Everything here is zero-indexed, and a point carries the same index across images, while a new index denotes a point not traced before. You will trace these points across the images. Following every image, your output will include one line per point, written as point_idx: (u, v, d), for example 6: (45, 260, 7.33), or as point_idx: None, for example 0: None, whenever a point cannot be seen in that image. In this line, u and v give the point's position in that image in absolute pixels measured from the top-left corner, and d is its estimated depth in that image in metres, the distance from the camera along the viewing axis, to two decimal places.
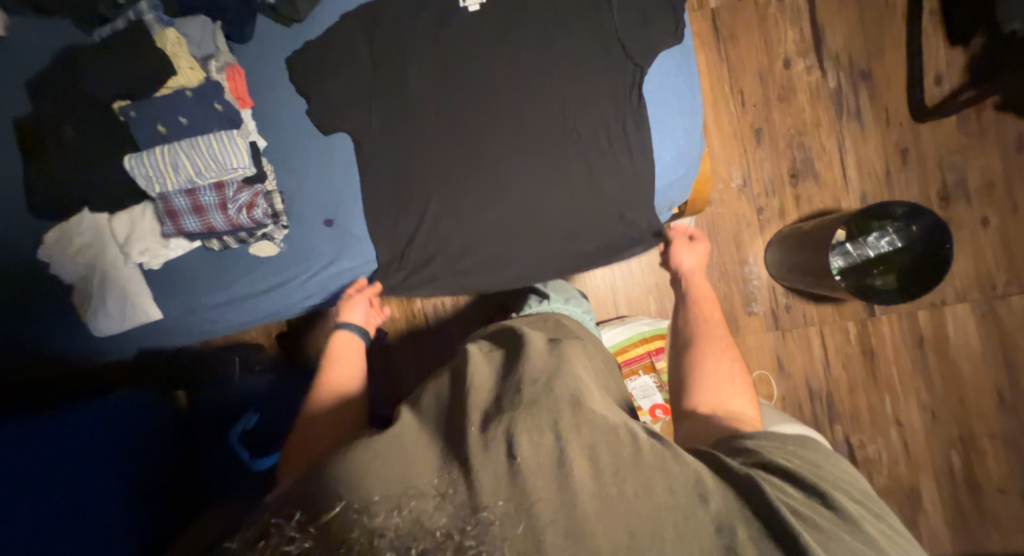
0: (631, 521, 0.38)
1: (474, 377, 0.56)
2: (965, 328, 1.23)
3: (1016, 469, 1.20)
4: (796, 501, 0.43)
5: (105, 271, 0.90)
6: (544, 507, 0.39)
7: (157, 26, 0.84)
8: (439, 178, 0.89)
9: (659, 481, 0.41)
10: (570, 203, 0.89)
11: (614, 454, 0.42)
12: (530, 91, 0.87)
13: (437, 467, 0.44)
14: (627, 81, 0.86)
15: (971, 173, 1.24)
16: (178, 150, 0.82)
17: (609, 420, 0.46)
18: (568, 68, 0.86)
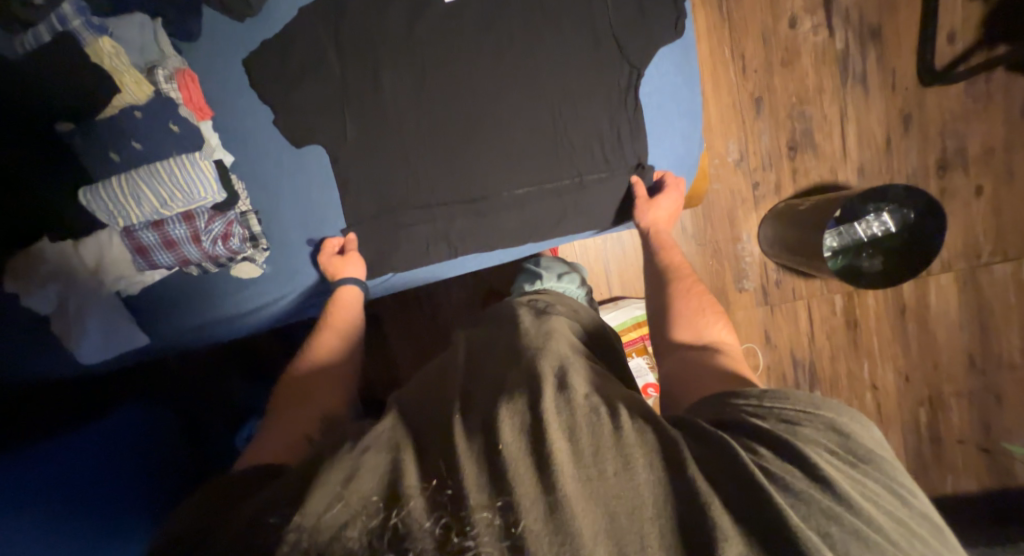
0: (612, 503, 0.39)
1: (459, 370, 0.58)
2: (946, 296, 1.26)
3: (976, 424, 1.29)
4: (778, 463, 0.42)
5: (82, 299, 0.79)
6: (530, 496, 0.39)
7: (87, 32, 0.73)
8: (426, 186, 0.85)
9: (637, 461, 0.41)
10: (565, 207, 0.87)
11: (597, 436, 0.43)
12: (522, 82, 0.83)
13: (422, 455, 0.44)
14: (623, 80, 0.84)
15: (971, 140, 1.21)
16: (137, 181, 0.76)
17: (588, 399, 0.47)
18: (562, 70, 0.83)
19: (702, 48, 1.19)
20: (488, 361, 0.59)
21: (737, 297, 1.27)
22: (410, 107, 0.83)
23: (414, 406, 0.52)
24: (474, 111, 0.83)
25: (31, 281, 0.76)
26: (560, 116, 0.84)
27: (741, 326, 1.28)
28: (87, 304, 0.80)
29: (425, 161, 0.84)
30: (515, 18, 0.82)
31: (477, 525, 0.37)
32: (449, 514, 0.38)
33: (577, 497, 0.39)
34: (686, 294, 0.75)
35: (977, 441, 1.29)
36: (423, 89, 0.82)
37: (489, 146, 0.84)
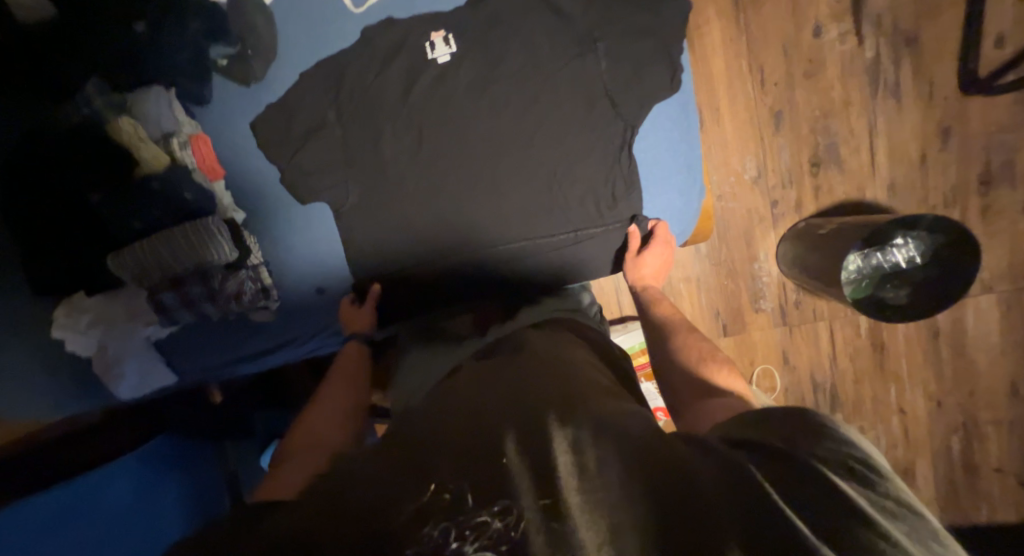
0: (611, 513, 0.38)
1: (467, 388, 0.61)
2: (986, 319, 1.18)
3: (1014, 450, 1.22)
4: (796, 480, 0.39)
5: (117, 345, 0.87)
6: (529, 505, 0.39)
7: (110, 109, 0.80)
8: (426, 246, 0.89)
9: (639, 473, 0.40)
10: (562, 259, 0.90)
11: (600, 451, 0.43)
12: (523, 136, 0.85)
13: (425, 460, 0.45)
14: (617, 138, 0.85)
15: (1021, 153, 1.11)
16: (156, 248, 0.82)
17: (592, 419, 0.49)
18: (557, 129, 0.85)
19: (717, 61, 1.13)
20: (497, 378, 0.61)
21: (753, 318, 1.24)
22: (407, 166, 0.86)
23: (425, 419, 0.55)
24: (475, 168, 0.86)
25: (74, 328, 0.85)
26: (557, 169, 0.86)
27: (757, 346, 1.25)
28: (122, 349, 0.88)
29: (422, 224, 0.88)
30: (513, 78, 0.84)
31: (474, 528, 0.37)
32: (446, 517, 0.39)
33: (573, 507, 0.38)
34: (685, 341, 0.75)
35: (1014, 469, 1.22)
36: (419, 151, 0.86)
37: (489, 203, 0.87)
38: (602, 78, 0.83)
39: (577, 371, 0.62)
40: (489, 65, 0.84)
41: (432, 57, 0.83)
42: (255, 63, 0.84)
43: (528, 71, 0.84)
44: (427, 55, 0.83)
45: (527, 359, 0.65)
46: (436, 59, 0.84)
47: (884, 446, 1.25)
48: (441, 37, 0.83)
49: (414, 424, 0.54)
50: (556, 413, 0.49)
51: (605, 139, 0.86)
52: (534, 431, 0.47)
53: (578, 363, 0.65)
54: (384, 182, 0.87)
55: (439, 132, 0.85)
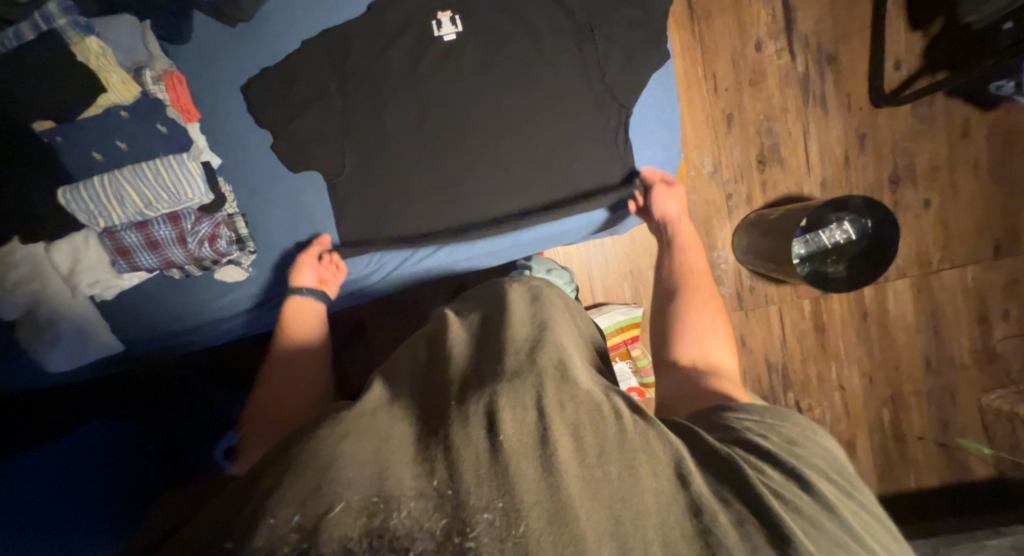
0: (616, 506, 0.41)
1: (454, 351, 0.58)
2: (903, 301, 1.35)
3: (934, 419, 1.36)
4: (774, 482, 0.46)
5: (54, 307, 0.78)
6: (534, 496, 0.40)
7: (74, 32, 0.70)
8: (421, 214, 0.87)
9: (643, 462, 0.44)
10: (559, 226, 0.91)
11: (599, 434, 0.45)
12: (516, 117, 0.87)
13: (416, 451, 0.45)
14: (613, 117, 0.88)
15: (919, 158, 1.32)
16: (121, 180, 0.73)
17: (591, 396, 0.49)
18: (553, 105, 0.87)
19: (677, 67, 1.26)
20: (479, 347, 0.59)
21: None
22: (406, 137, 0.85)
23: (402, 399, 0.53)
24: (469, 149, 0.86)
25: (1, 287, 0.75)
26: (547, 155, 0.88)
27: None
28: (59, 312, 0.79)
29: (419, 194, 0.86)
30: (509, 60, 0.86)
31: (477, 526, 0.38)
32: (450, 515, 0.39)
33: (582, 497, 0.41)
34: (687, 313, 0.75)
35: (934, 437, 1.36)
36: (421, 125, 0.85)
37: (484, 177, 0.87)
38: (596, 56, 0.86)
39: (561, 338, 0.60)
40: (492, 47, 0.85)
41: (439, 34, 0.83)
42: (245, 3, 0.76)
43: (525, 53, 0.86)
44: (434, 31, 0.83)
45: (510, 319, 0.64)
46: (443, 36, 0.84)
47: (829, 422, 1.36)
48: (448, 17, 0.84)
49: (404, 398, 0.54)
50: (552, 378, 0.50)
51: (600, 116, 0.88)
52: (522, 404, 0.46)
53: (559, 326, 0.65)
54: (375, 147, 0.84)
55: (439, 107, 0.85)
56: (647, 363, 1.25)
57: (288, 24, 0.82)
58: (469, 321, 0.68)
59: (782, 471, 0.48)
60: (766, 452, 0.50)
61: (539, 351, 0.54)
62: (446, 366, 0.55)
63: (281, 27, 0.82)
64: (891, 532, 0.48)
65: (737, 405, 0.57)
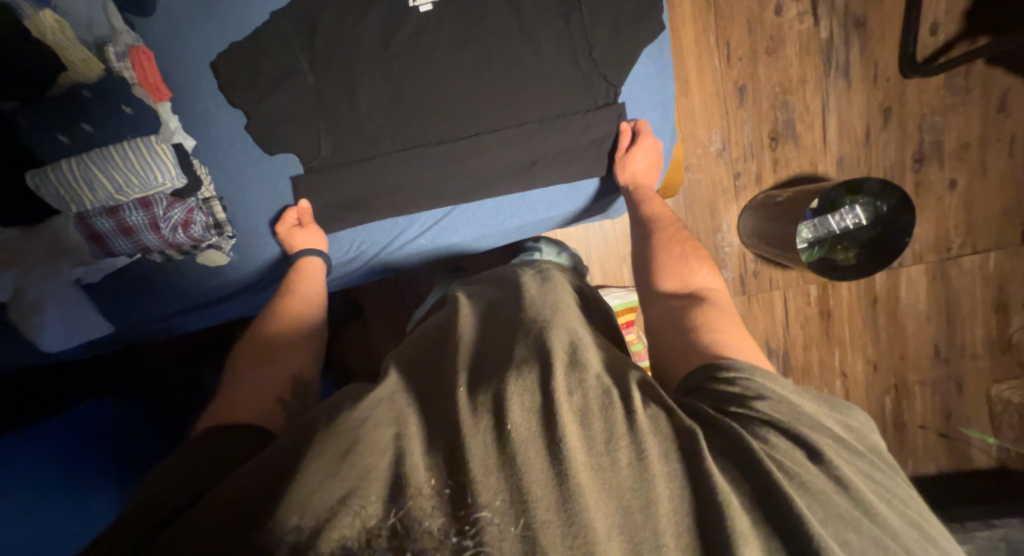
0: (626, 497, 0.40)
1: (464, 334, 0.57)
2: (916, 288, 1.29)
3: (939, 408, 1.32)
4: (786, 460, 0.43)
5: (36, 289, 0.75)
6: (539, 491, 0.39)
7: (29, 5, 0.66)
8: (415, 190, 0.84)
9: (652, 452, 0.42)
10: (546, 205, 0.90)
11: (608, 421, 0.43)
12: (501, 93, 0.82)
13: (427, 435, 0.44)
14: (600, 94, 0.83)
15: (948, 135, 1.22)
16: (89, 164, 0.72)
17: (600, 382, 0.47)
18: (537, 82, 0.82)
19: (687, 34, 1.17)
20: (492, 333, 0.57)
21: None
22: (383, 122, 0.81)
23: (412, 380, 0.51)
24: (451, 132, 0.83)
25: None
26: (532, 141, 0.84)
27: None
28: (43, 293, 0.76)
29: (402, 183, 0.83)
30: (493, 39, 0.80)
31: (479, 525, 0.37)
32: (450, 514, 0.38)
33: (591, 490, 0.39)
34: (669, 245, 0.74)
35: (936, 425, 1.33)
36: (398, 108, 0.81)
37: (469, 156, 0.83)
38: (585, 29, 0.80)
39: (575, 321, 0.58)
40: (477, 26, 0.80)
41: (413, 3, 0.77)
42: None
43: (509, 32, 0.80)
44: (408, 1, 0.77)
45: (524, 306, 0.61)
46: (418, 7, 0.78)
47: None
48: None
49: (410, 378, 0.51)
50: (561, 363, 0.48)
51: (586, 95, 0.83)
52: (538, 397, 0.44)
53: (575, 310, 0.62)
54: (345, 139, 0.81)
55: (415, 94, 0.81)
56: (639, 348, 1.22)
57: None
58: (479, 305, 0.66)
59: (794, 443, 0.44)
60: (778, 425, 0.45)
61: (550, 335, 0.52)
62: (454, 348, 0.54)
63: None
64: (909, 494, 0.45)
65: (743, 365, 0.51)
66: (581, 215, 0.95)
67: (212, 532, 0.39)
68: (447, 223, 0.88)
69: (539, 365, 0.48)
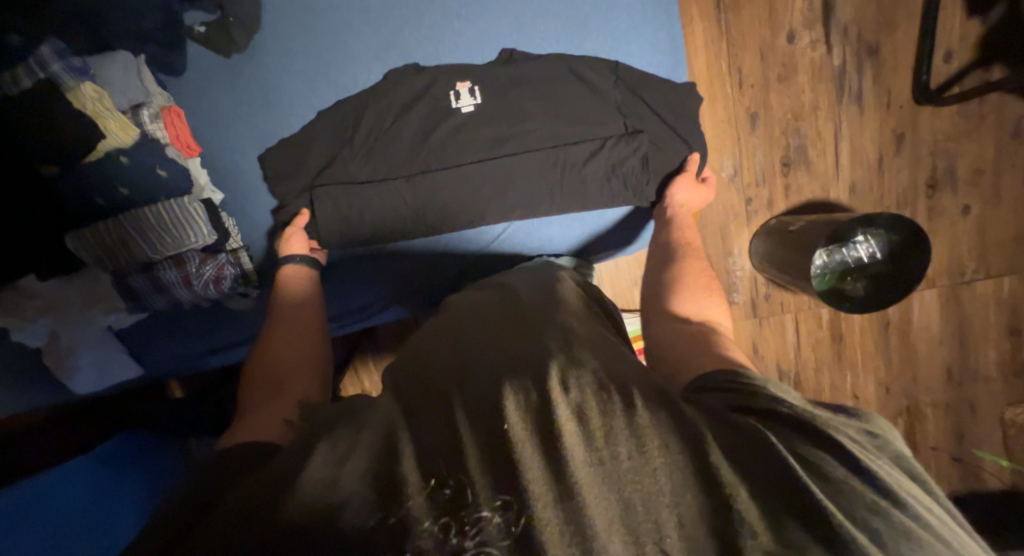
0: (626, 486, 0.38)
1: (467, 346, 0.58)
2: (929, 312, 1.29)
3: (952, 430, 1.33)
4: (819, 462, 0.40)
5: (71, 333, 0.79)
6: (539, 483, 0.38)
7: (70, 78, 0.70)
8: (429, 211, 0.85)
9: (652, 442, 0.40)
10: (561, 237, 0.90)
11: (606, 415, 0.42)
12: (517, 116, 0.84)
13: (419, 441, 0.43)
14: (615, 128, 0.85)
15: (961, 160, 1.22)
16: (126, 226, 0.75)
17: (599, 381, 0.47)
18: (552, 114, 0.84)
19: (699, 62, 1.17)
20: (490, 339, 0.58)
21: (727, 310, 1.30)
22: (407, 170, 0.83)
23: (415, 387, 0.52)
24: (466, 155, 0.84)
25: (20, 317, 0.74)
26: (549, 170, 0.85)
27: None
28: (76, 338, 0.80)
29: (410, 232, 0.85)
30: (515, 90, 0.83)
31: (478, 524, 0.36)
32: (449, 513, 0.37)
33: (591, 485, 0.38)
34: (693, 274, 0.73)
35: (948, 449, 1.33)
36: (420, 153, 0.83)
37: (485, 181, 0.84)
38: (602, 74, 0.84)
39: (574, 329, 0.59)
40: (499, 82, 0.83)
41: (456, 107, 0.82)
42: (237, 31, 0.79)
43: (530, 89, 0.84)
44: (452, 105, 0.82)
45: (527, 318, 0.63)
46: (461, 108, 0.83)
47: None
48: (467, 88, 0.83)
49: (410, 393, 0.51)
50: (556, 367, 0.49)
51: (604, 129, 0.85)
52: (540, 406, 0.44)
53: (585, 325, 0.62)
54: (363, 195, 0.83)
55: (437, 147, 0.83)
56: None
57: (287, 54, 0.81)
58: (480, 313, 0.67)
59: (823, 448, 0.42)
60: (786, 426, 0.44)
61: (549, 347, 0.53)
62: (453, 357, 0.56)
63: (276, 59, 0.81)
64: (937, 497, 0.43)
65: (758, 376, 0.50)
66: (590, 244, 0.92)
67: (227, 538, 0.38)
68: (455, 238, 0.88)
69: (536, 372, 0.48)
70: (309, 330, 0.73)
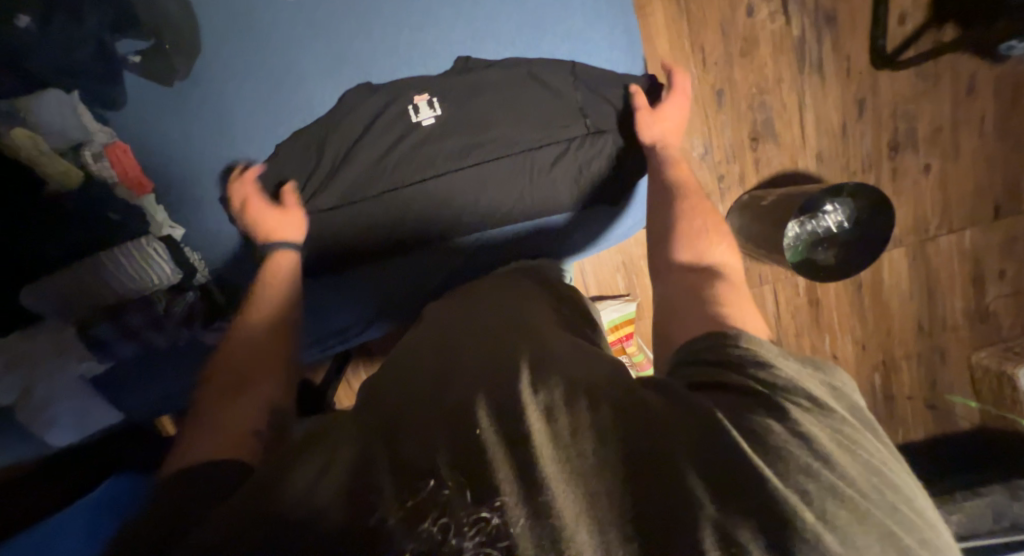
0: (600, 477, 0.37)
1: (434, 356, 0.57)
2: (898, 270, 1.33)
3: (925, 379, 1.39)
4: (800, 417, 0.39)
5: (44, 386, 0.74)
6: (513, 483, 0.36)
7: (3, 125, 0.68)
8: (401, 224, 0.82)
9: (622, 429, 0.39)
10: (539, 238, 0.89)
11: (578, 409, 0.41)
12: (480, 118, 0.81)
13: (391, 453, 0.42)
14: (583, 126, 0.82)
15: (921, 120, 1.25)
16: (85, 271, 0.73)
17: (569, 374, 0.46)
18: (518, 114, 0.81)
19: (662, 43, 1.16)
20: (461, 347, 0.57)
21: None
22: (372, 188, 0.79)
23: (389, 398, 0.50)
24: (431, 167, 0.79)
25: None
26: (521, 172, 0.81)
27: None
28: (50, 391, 0.75)
29: (380, 247, 0.83)
30: (473, 98, 0.81)
31: (460, 532, 0.35)
32: (439, 521, 0.36)
33: (565, 479, 0.37)
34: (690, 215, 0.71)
35: (923, 397, 1.40)
36: (384, 169, 0.79)
37: (455, 190, 0.81)
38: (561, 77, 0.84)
39: (544, 328, 0.59)
40: (456, 91, 0.81)
41: (415, 120, 0.79)
42: (177, 58, 0.75)
43: (488, 95, 0.81)
44: (410, 119, 0.79)
45: (499, 321, 0.62)
46: (420, 122, 0.80)
47: None
48: (425, 100, 0.80)
49: (380, 404, 0.49)
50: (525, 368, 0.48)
51: (571, 126, 0.82)
52: (514, 403, 0.42)
53: (553, 323, 0.61)
54: (330, 220, 0.80)
55: (400, 164, 0.79)
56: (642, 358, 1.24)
57: (235, 76, 0.78)
58: (446, 322, 0.66)
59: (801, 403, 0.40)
60: (746, 396, 0.41)
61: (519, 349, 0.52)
62: (423, 367, 0.54)
63: (223, 83, 0.77)
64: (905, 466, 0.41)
65: (724, 336, 0.48)
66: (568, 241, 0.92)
67: None
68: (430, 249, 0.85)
69: (506, 374, 0.47)
70: (256, 326, 0.67)
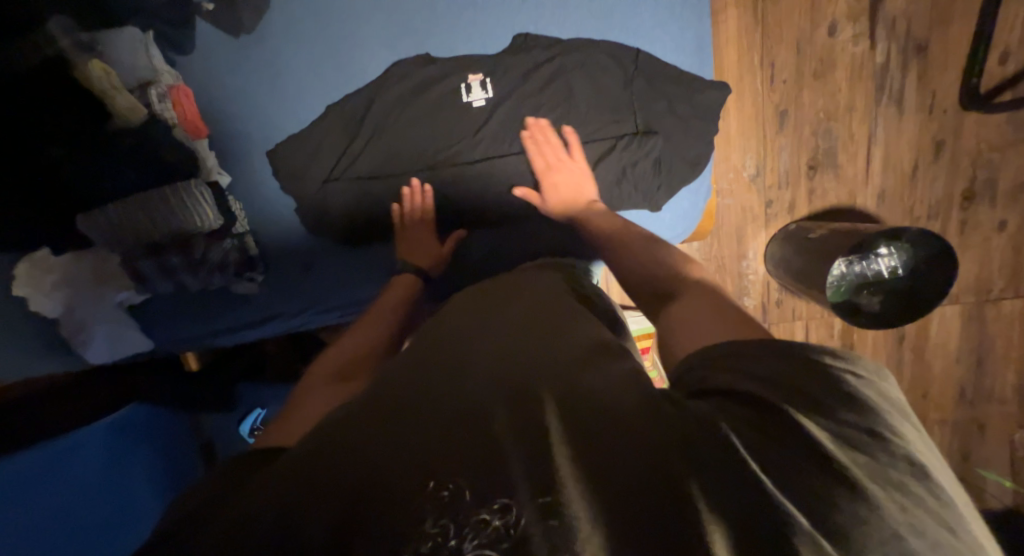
0: (627, 485, 0.32)
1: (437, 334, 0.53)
2: (948, 329, 1.24)
3: (958, 450, 1.30)
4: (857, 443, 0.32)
5: (85, 308, 0.81)
6: (527, 479, 0.33)
7: (79, 55, 0.72)
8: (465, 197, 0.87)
9: (650, 431, 0.34)
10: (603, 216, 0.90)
11: (595, 406, 0.37)
12: (527, 106, 0.85)
13: (392, 436, 0.38)
14: (627, 124, 0.85)
15: (1004, 173, 1.15)
16: (134, 208, 0.76)
17: (585, 366, 0.42)
18: (564, 104, 0.85)
19: (729, 53, 1.11)
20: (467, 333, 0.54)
21: None
22: (415, 153, 0.85)
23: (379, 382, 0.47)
24: (478, 141, 0.85)
25: (38, 288, 0.77)
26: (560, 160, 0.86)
27: None
28: (88, 314, 0.82)
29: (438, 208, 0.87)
30: (528, 81, 0.85)
31: (469, 529, 0.31)
32: (443, 516, 0.32)
33: (580, 485, 0.33)
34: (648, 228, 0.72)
35: (952, 468, 1.30)
36: (420, 133, 0.85)
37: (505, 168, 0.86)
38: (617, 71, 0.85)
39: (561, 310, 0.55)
40: (510, 73, 0.85)
41: (467, 100, 0.84)
42: (246, 15, 0.81)
43: (547, 78, 0.85)
44: (461, 98, 0.84)
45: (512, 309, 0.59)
46: (471, 102, 0.85)
47: None
48: (479, 80, 0.85)
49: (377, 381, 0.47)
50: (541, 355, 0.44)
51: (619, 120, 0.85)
52: (525, 408, 0.38)
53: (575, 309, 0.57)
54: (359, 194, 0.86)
55: (451, 131, 0.85)
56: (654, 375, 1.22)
57: (297, 38, 0.82)
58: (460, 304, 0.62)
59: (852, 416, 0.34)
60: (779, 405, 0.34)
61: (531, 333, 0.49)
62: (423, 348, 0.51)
63: (288, 39, 0.82)
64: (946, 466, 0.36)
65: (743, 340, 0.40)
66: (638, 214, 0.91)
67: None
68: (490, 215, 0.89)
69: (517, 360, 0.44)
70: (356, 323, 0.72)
